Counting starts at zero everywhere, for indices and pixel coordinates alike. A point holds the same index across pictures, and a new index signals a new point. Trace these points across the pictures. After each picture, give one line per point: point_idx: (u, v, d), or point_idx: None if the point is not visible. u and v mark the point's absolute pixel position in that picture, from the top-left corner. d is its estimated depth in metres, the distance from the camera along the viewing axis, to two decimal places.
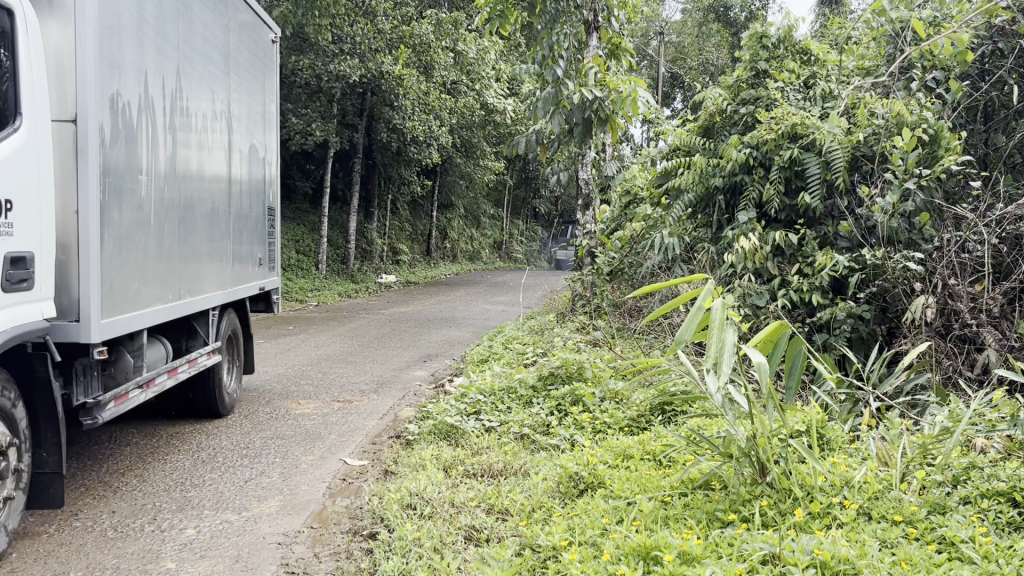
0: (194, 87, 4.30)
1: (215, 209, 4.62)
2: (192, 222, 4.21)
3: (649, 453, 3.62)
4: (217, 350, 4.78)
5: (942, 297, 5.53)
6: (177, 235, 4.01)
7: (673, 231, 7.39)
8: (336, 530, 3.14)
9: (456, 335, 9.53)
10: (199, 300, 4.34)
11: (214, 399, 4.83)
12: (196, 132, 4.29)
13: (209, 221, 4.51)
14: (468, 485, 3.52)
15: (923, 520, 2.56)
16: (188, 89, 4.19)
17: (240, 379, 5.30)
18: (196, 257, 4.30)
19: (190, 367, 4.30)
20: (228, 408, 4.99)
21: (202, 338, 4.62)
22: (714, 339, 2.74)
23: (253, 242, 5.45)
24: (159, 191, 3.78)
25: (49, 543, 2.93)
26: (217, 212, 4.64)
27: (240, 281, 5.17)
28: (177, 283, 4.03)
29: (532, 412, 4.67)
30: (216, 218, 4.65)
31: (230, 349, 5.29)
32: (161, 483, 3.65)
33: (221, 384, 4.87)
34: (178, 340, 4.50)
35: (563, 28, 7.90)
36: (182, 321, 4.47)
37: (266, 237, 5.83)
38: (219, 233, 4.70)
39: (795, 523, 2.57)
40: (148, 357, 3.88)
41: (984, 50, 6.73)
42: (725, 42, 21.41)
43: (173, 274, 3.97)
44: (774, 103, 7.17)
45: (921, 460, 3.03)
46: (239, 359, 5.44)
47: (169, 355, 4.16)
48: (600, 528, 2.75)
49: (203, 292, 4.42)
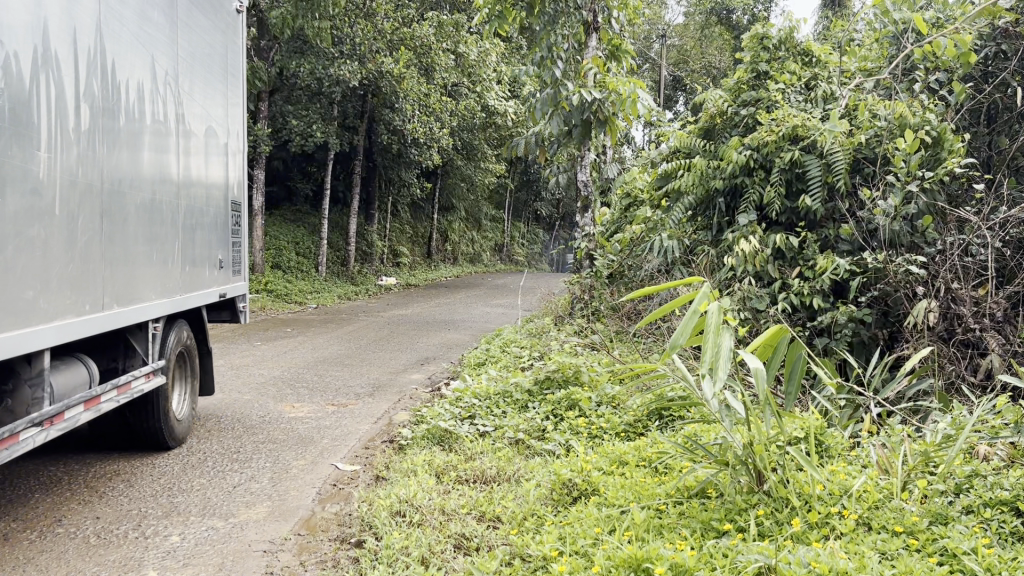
0: (121, 51, 3.53)
1: (153, 198, 3.88)
2: (119, 213, 3.48)
3: (645, 460, 3.56)
4: (161, 370, 4.06)
5: (946, 301, 5.45)
6: (98, 228, 3.27)
7: (672, 233, 7.33)
8: (323, 538, 3.07)
9: (454, 338, 9.46)
10: (131, 308, 3.62)
11: (159, 428, 4.10)
12: (124, 103, 3.54)
13: (145, 213, 3.78)
14: (460, 492, 3.45)
15: (924, 531, 2.48)
16: (111, 48, 3.42)
17: (191, 403, 4.59)
18: (127, 257, 3.58)
19: (118, 396, 3.55)
20: (176, 438, 4.25)
21: (140, 357, 3.91)
22: (710, 343, 2.66)
23: (207, 240, 4.74)
24: (67, 175, 3.02)
25: (29, 550, 2.87)
26: (156, 203, 3.91)
27: (191, 285, 4.47)
28: (98, 288, 3.29)
29: (527, 416, 4.60)
30: (156, 210, 3.92)
31: (179, 366, 4.59)
32: (148, 488, 3.58)
33: (168, 410, 4.16)
34: (112, 359, 3.79)
35: (562, 28, 7.86)
36: (113, 335, 3.76)
37: (225, 235, 5.12)
38: (159, 227, 3.97)
39: (792, 534, 2.50)
40: (56, 385, 3.13)
41: (986, 52, 6.66)
42: (728, 45, 21.37)
43: (93, 277, 3.24)
44: (775, 105, 7.11)
45: (923, 468, 2.96)
46: (191, 380, 4.73)
47: (92, 380, 3.47)
48: (592, 538, 2.68)
49: (136, 297, 3.70)
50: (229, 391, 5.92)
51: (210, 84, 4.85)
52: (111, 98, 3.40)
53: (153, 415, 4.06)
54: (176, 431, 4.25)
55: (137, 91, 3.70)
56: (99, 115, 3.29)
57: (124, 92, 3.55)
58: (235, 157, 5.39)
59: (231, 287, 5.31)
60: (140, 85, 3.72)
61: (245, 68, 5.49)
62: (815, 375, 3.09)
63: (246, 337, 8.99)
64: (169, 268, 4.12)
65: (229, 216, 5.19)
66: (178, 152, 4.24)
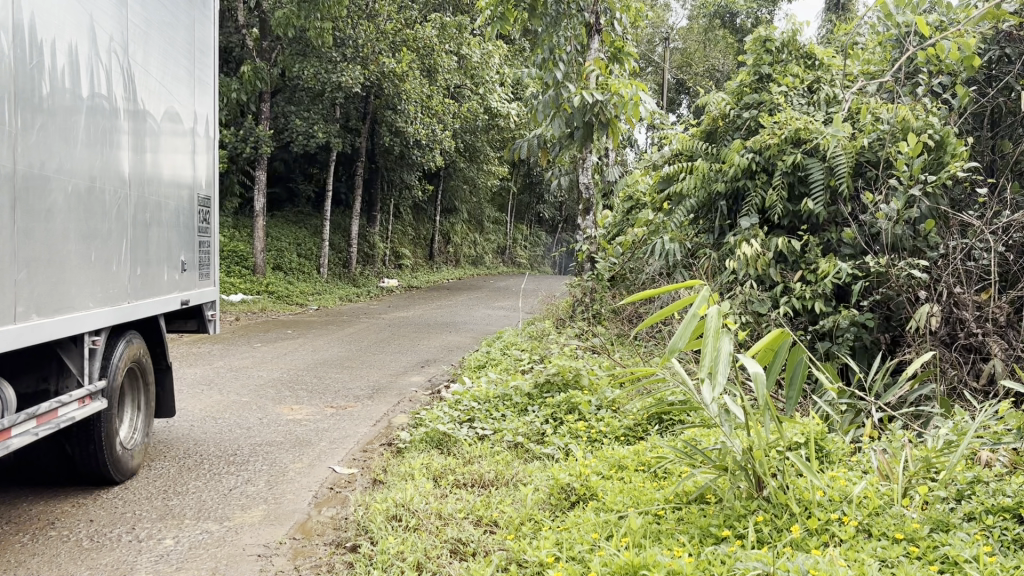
0: (42, 5, 2.87)
1: (90, 186, 3.22)
2: (40, 204, 2.84)
3: (644, 465, 3.53)
4: (100, 393, 3.40)
5: (948, 306, 5.42)
6: (8, 222, 2.63)
7: (674, 236, 7.29)
8: (318, 542, 3.05)
9: (455, 340, 9.44)
10: (57, 319, 2.99)
11: (98, 460, 3.45)
12: (47, 68, 2.88)
13: (77, 204, 3.13)
14: (457, 496, 3.42)
15: (925, 538, 2.45)
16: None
17: (142, 428, 3.94)
18: (51, 256, 2.94)
19: (37, 427, 2.91)
20: (123, 472, 3.64)
21: (75, 377, 3.25)
22: (709, 347, 2.63)
23: (164, 237, 4.11)
24: None
25: (21, 553, 2.84)
26: (94, 193, 3.26)
27: (142, 290, 3.84)
28: (8, 296, 2.65)
29: (526, 420, 4.57)
30: (94, 201, 3.28)
31: (129, 385, 3.93)
32: (143, 491, 3.56)
33: (110, 439, 3.50)
34: (43, 380, 3.16)
35: (564, 31, 7.92)
36: (38, 351, 3.12)
37: (187, 232, 4.50)
38: (98, 222, 3.32)
39: (791, 541, 2.47)
40: None
41: (990, 55, 6.63)
42: (731, 48, 21.37)
43: (1, 282, 2.60)
44: (778, 108, 7.05)
45: (924, 474, 2.93)
46: (146, 401, 4.09)
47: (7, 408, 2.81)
48: (589, 544, 2.66)
49: (65, 304, 3.06)
50: (227, 392, 5.90)
51: (168, 57, 4.19)
52: (28, 62, 2.74)
53: (96, 446, 3.45)
54: (123, 464, 3.64)
55: (67, 57, 3.04)
56: (9, 81, 2.63)
57: (48, 54, 2.89)
58: (202, 144, 4.78)
59: (195, 292, 4.68)
60: (70, 48, 3.06)
61: (213, 39, 4.85)
62: (816, 379, 3.06)
63: (246, 338, 8.97)
64: (112, 271, 3.47)
65: (192, 209, 4.56)
66: (124, 136, 3.58)
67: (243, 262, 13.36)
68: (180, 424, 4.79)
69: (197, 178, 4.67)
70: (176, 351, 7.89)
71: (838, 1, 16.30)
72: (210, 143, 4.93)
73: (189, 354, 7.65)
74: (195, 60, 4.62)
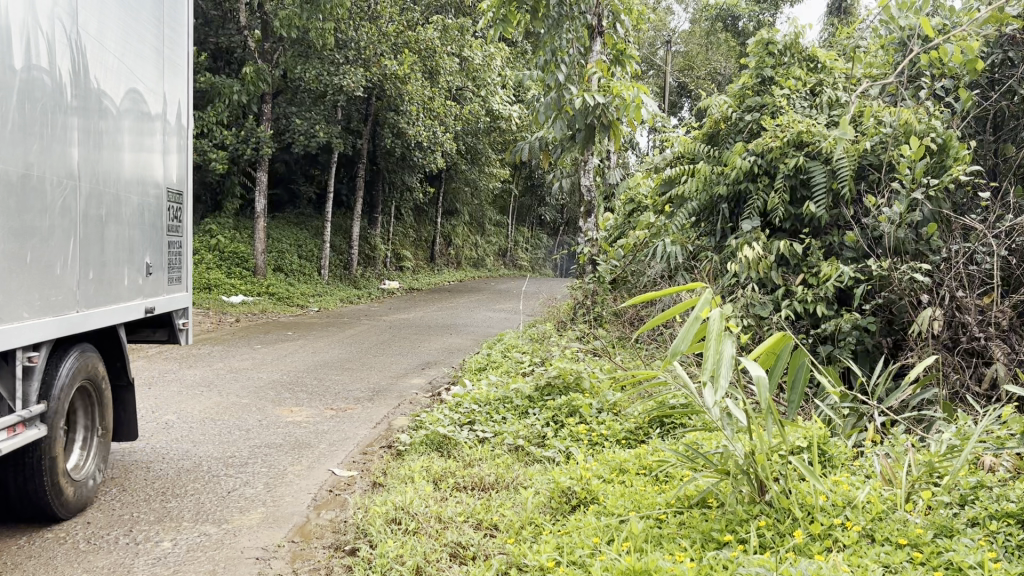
0: None
1: (25, 175, 2.72)
2: None
3: (645, 469, 3.51)
4: (40, 418, 2.92)
5: (951, 310, 5.40)
6: None
7: (676, 239, 7.24)
8: (317, 545, 3.03)
9: (456, 342, 9.42)
10: None
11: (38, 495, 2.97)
12: None
13: (9, 194, 2.63)
14: (458, 499, 3.40)
15: (929, 544, 2.42)
16: None
17: (96, 456, 3.45)
18: None
19: None
20: (70, 508, 3.15)
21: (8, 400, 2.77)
22: (712, 351, 2.60)
23: (124, 236, 3.62)
24: None
25: (18, 556, 2.83)
26: (30, 183, 2.77)
27: (96, 297, 3.35)
28: None
29: (527, 423, 4.55)
30: (31, 193, 2.78)
31: (82, 406, 3.43)
32: (141, 493, 3.54)
33: (53, 471, 3.01)
34: None
35: (566, 33, 7.83)
36: None
37: (153, 230, 4.01)
38: (37, 216, 2.83)
39: (794, 546, 2.45)
40: None
41: (993, 59, 6.61)
42: (733, 51, 21.37)
43: None
44: (780, 111, 7.06)
45: (927, 480, 2.91)
46: (103, 424, 3.60)
47: None
48: (589, 548, 2.64)
49: None
50: (227, 394, 5.88)
51: (126, 28, 3.65)
52: None
53: (37, 479, 2.96)
54: (69, 498, 3.15)
55: None
56: None
57: None
58: (172, 131, 4.28)
59: (164, 298, 4.20)
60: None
61: (183, 14, 4.37)
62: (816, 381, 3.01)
63: (247, 340, 8.95)
64: (55, 275, 2.98)
65: (159, 204, 4.07)
66: (72, 117, 3.08)
67: (244, 263, 13.35)
68: (180, 426, 4.77)
69: (166, 169, 4.17)
70: (176, 352, 7.88)
71: (840, 5, 16.33)
72: (180, 130, 4.40)
73: (189, 356, 7.63)
74: (161, 36, 4.11)
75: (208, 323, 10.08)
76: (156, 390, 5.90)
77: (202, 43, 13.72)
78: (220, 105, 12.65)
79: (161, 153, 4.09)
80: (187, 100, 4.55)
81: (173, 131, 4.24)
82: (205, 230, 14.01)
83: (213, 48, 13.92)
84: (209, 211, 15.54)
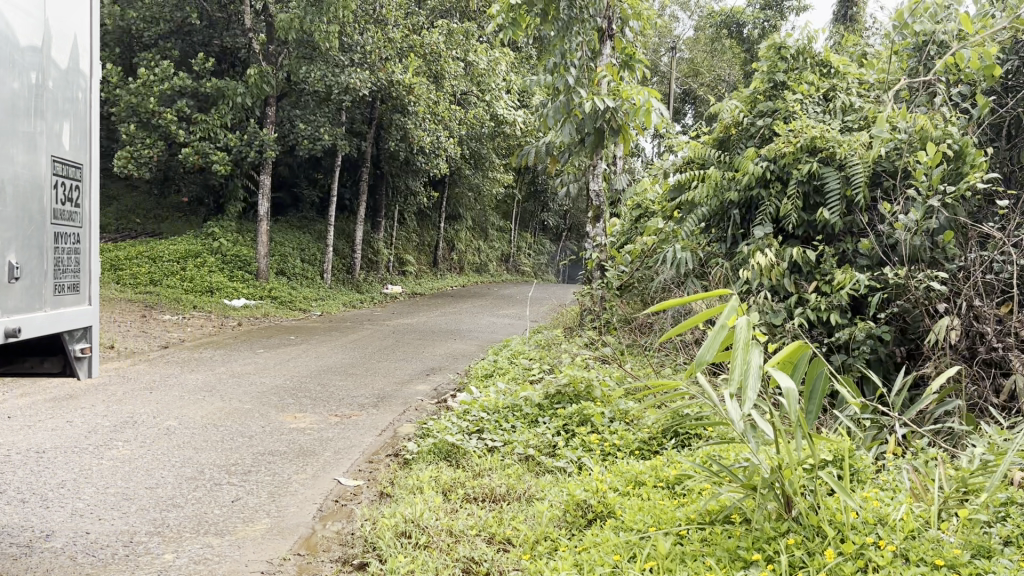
0: None
1: None
2: None
3: (662, 480, 3.41)
4: None
5: (968, 319, 5.29)
6: None
7: (686, 244, 7.08)
8: (323, 558, 2.92)
9: (460, 348, 9.31)
10: None
11: None
12: None
13: None
14: (469, 511, 3.29)
15: (966, 565, 2.30)
16: None
17: None
18: None
19: None
20: None
21: None
22: (738, 362, 2.47)
23: None
24: None
25: (14, 568, 2.72)
26: None
27: None
28: None
29: (537, 431, 4.43)
30: None
31: None
32: (143, 501, 3.43)
33: None
34: None
35: (576, 36, 7.69)
36: None
37: (21, 223, 2.81)
38: None
39: (825, 567, 2.33)
40: None
41: (1009, 66, 6.54)
42: (737, 58, 21.21)
43: None
44: (793, 116, 6.96)
45: (959, 495, 2.79)
46: None
47: None
48: (611, 567, 2.54)
49: None
50: (230, 399, 5.77)
51: None
52: None
53: None
54: None
55: None
56: None
57: None
58: (61, 79, 3.05)
59: (50, 315, 3.02)
60: None
61: None
62: (834, 392, 2.90)
63: (249, 344, 8.86)
64: None
65: (32, 184, 2.86)
66: None
67: (247, 266, 13.24)
68: (182, 432, 4.66)
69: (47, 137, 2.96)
70: (177, 356, 7.77)
71: (847, 13, 16.22)
72: (70, 78, 3.12)
73: (190, 360, 7.52)
74: None
75: (210, 326, 9.97)
76: (157, 394, 5.79)
77: (207, 45, 13.62)
78: (224, 107, 12.55)
79: (38, 112, 2.88)
80: (87, 36, 3.24)
81: (58, 81, 3.02)
82: (208, 232, 13.90)
83: (218, 51, 13.82)
84: (212, 214, 15.44)
